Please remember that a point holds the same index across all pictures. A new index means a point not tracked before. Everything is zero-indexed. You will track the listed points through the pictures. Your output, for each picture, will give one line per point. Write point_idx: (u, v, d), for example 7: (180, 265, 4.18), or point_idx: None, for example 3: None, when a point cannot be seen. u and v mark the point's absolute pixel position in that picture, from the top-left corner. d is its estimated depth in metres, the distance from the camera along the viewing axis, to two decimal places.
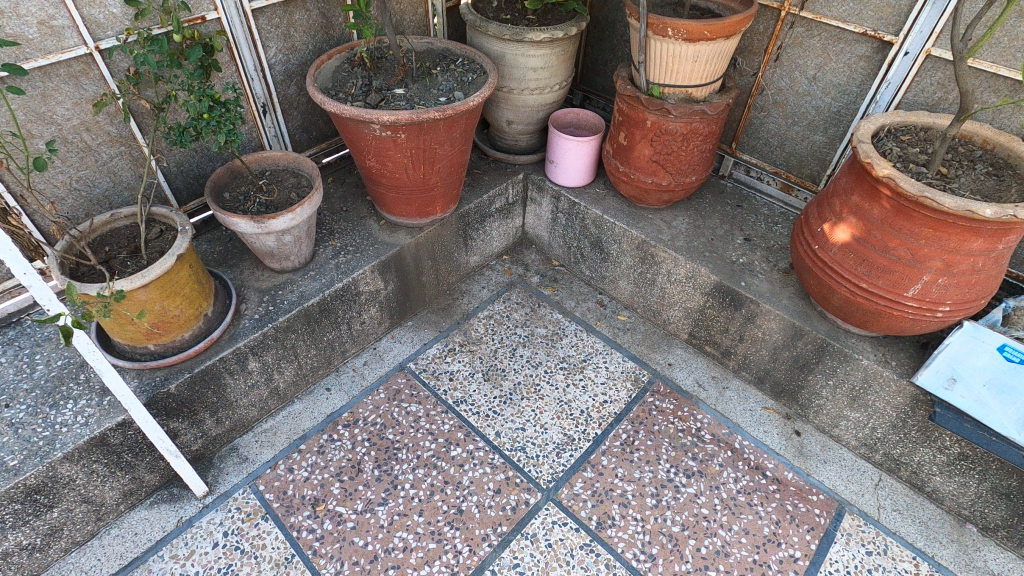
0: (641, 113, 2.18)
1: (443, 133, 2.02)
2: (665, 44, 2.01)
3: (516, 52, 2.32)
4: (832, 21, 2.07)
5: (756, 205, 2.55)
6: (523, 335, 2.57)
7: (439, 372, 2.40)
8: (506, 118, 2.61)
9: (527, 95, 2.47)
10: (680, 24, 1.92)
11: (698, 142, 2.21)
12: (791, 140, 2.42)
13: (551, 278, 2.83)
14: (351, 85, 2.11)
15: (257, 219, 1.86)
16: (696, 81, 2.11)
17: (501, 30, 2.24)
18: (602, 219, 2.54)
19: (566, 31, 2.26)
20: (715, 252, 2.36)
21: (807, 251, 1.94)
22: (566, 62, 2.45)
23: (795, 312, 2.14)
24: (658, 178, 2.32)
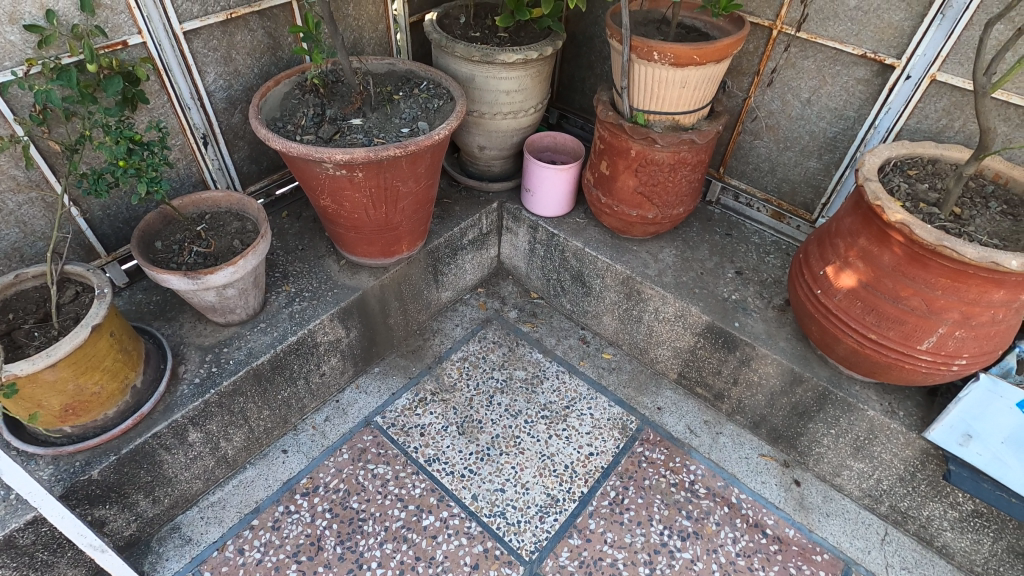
0: (624, 142, 2.00)
1: (406, 170, 1.80)
2: (651, 68, 1.81)
3: (487, 73, 2.11)
4: (829, 42, 1.90)
5: (746, 233, 2.40)
6: (500, 379, 2.37)
7: (409, 427, 2.19)
8: (477, 144, 2.40)
9: (500, 120, 2.26)
10: (669, 47, 1.73)
11: (686, 172, 2.03)
12: (783, 166, 2.26)
13: (530, 312, 2.63)
14: (301, 116, 1.88)
15: (192, 275, 1.62)
16: (684, 107, 1.92)
17: (470, 51, 2.03)
18: (583, 252, 2.35)
19: (540, 52, 2.06)
20: (706, 288, 2.19)
21: (808, 296, 1.78)
22: (542, 84, 2.24)
23: (793, 356, 1.98)
24: (644, 211, 2.14)
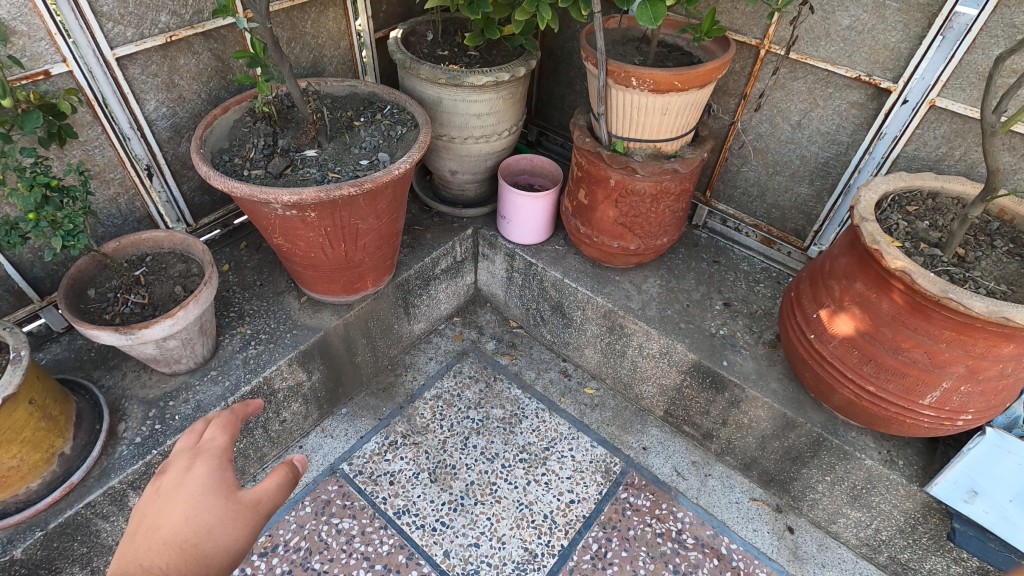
0: (603, 171, 1.86)
1: (365, 208, 1.65)
2: (629, 94, 1.67)
3: (455, 96, 1.95)
4: (820, 63, 1.77)
5: (734, 260, 2.29)
6: (476, 419, 2.23)
7: (378, 475, 2.04)
8: (449, 168, 2.25)
9: (472, 144, 2.11)
10: (648, 73, 1.58)
11: (670, 203, 1.90)
12: (772, 191, 2.13)
13: (508, 343, 2.49)
14: (250, 146, 1.72)
15: (124, 330, 1.46)
16: (666, 134, 1.78)
17: (435, 73, 1.88)
18: (563, 283, 2.21)
19: (512, 73, 1.91)
20: (692, 322, 2.06)
21: (802, 340, 1.66)
22: (516, 105, 2.10)
23: (785, 399, 1.86)
24: (625, 242, 2.00)
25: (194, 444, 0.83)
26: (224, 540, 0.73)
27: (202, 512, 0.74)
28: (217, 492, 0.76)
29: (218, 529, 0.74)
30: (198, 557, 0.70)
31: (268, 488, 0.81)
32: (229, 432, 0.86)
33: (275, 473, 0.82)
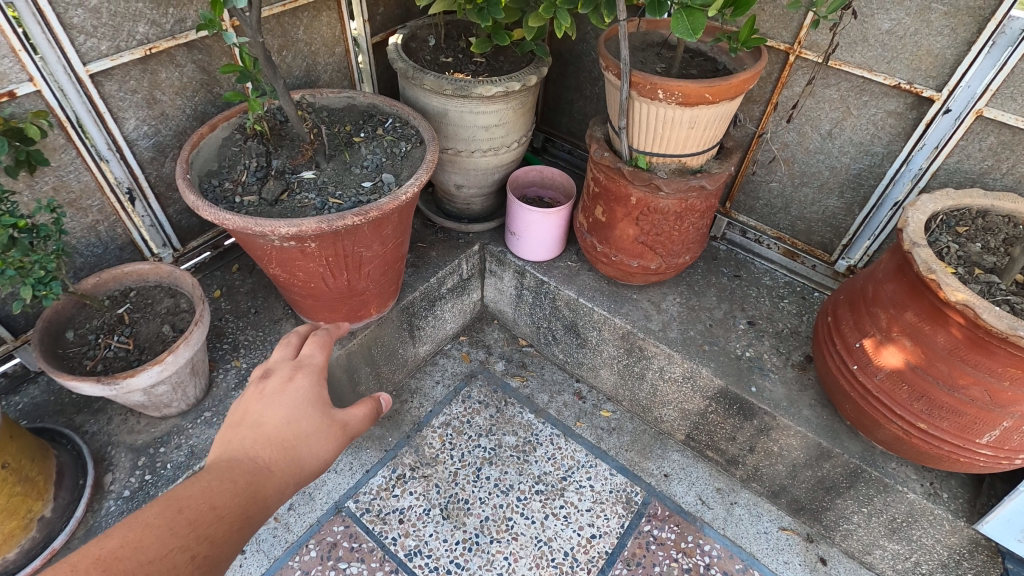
0: (623, 188, 1.73)
1: (370, 235, 1.51)
2: (654, 107, 1.54)
3: (463, 108, 1.81)
4: (855, 69, 1.65)
5: (756, 273, 2.18)
6: (488, 447, 2.11)
7: (386, 513, 1.92)
8: (454, 182, 2.10)
9: (479, 158, 1.97)
10: (677, 85, 1.45)
11: (694, 220, 1.78)
12: (798, 203, 2.02)
13: (518, 363, 2.38)
14: (242, 168, 1.57)
15: (107, 380, 1.32)
16: (692, 148, 1.65)
17: (441, 84, 1.74)
18: (578, 302, 2.09)
19: (523, 82, 1.77)
20: (716, 344, 1.95)
21: (841, 370, 1.54)
22: (526, 115, 1.96)
23: (819, 427, 1.75)
24: (646, 261, 1.88)
25: (297, 359, 1.14)
26: (313, 447, 1.00)
27: (300, 420, 1.01)
28: (311, 409, 1.04)
29: (312, 438, 1.00)
30: (291, 455, 0.97)
31: (354, 415, 1.10)
32: (324, 351, 1.17)
33: (363, 405, 1.13)
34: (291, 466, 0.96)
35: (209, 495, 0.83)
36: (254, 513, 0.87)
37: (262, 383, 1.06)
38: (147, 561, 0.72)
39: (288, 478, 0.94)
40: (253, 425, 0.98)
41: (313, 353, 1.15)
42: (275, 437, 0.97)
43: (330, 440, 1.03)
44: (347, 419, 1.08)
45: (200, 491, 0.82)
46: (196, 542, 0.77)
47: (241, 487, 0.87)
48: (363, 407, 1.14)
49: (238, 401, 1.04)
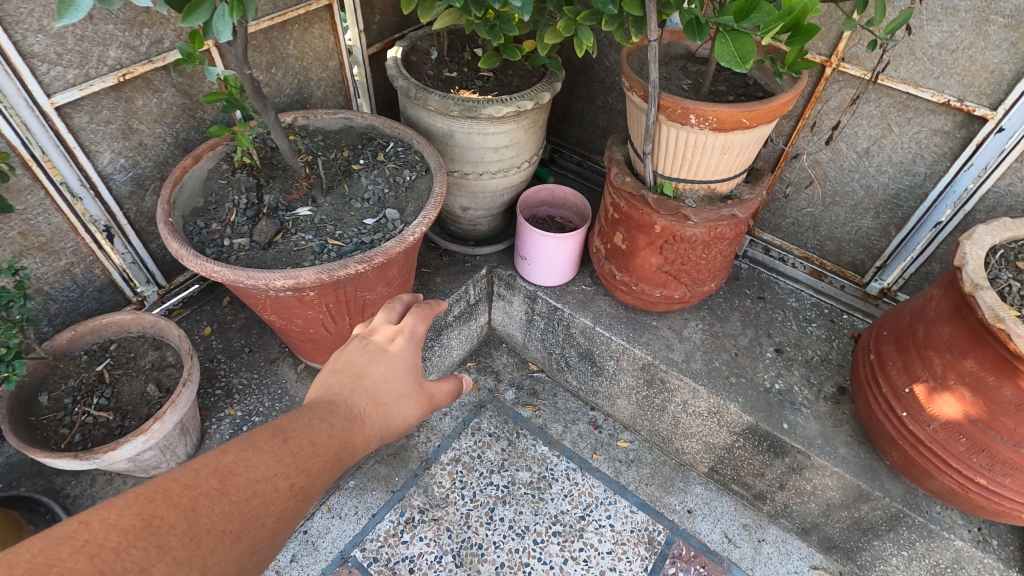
0: (647, 216, 1.60)
1: (374, 279, 1.37)
2: (683, 132, 1.41)
3: (470, 129, 1.67)
4: (899, 84, 1.51)
5: (781, 295, 2.06)
6: (501, 485, 2.00)
7: (395, 562, 1.80)
8: (460, 205, 1.96)
9: (487, 180, 1.83)
10: (710, 109, 1.32)
11: (722, 248, 1.65)
12: (828, 222, 1.89)
13: (529, 391, 2.26)
14: (230, 206, 1.43)
15: (87, 455, 1.18)
16: (723, 174, 1.52)
17: (447, 104, 1.60)
18: (594, 330, 1.96)
19: (536, 100, 1.63)
20: (743, 376, 1.84)
21: (888, 416, 1.43)
22: (537, 134, 1.82)
23: (857, 467, 1.64)
24: (669, 290, 1.76)
25: (399, 324, 1.14)
26: (402, 411, 1.04)
27: (395, 382, 1.04)
28: (409, 373, 1.07)
29: (403, 401, 1.04)
30: (383, 413, 1.01)
31: (439, 390, 1.14)
32: (424, 323, 1.16)
33: (447, 383, 1.16)
34: (379, 424, 0.99)
35: (311, 434, 0.87)
36: (344, 460, 0.90)
37: (363, 341, 1.08)
38: (254, 483, 0.78)
39: (374, 434, 0.98)
40: (353, 376, 1.02)
41: (415, 324, 1.13)
42: (372, 392, 1.01)
43: (416, 407, 1.06)
44: (434, 393, 1.11)
45: (304, 429, 0.88)
46: (296, 474, 0.82)
47: (337, 431, 0.91)
48: (448, 384, 1.17)
49: (341, 349, 1.08)
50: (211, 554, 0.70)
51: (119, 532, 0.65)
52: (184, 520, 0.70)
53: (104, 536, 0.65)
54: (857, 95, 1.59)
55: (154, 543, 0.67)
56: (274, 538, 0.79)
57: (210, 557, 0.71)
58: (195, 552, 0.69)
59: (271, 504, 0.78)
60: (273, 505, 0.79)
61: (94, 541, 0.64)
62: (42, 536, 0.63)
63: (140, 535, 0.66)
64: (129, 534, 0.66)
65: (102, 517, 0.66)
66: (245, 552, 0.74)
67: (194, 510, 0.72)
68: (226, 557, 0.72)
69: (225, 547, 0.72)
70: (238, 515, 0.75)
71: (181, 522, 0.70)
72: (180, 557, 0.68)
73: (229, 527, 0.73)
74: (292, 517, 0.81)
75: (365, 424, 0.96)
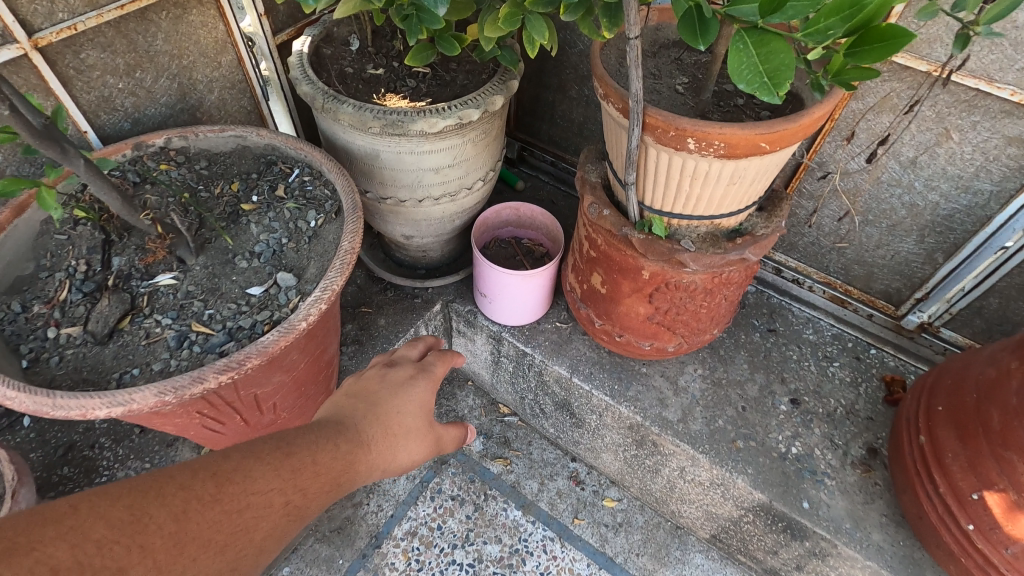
0: (630, 258, 1.22)
1: (260, 373, 1.01)
2: (677, 159, 1.02)
3: (399, 149, 1.27)
4: (966, 80, 1.13)
5: (795, 327, 1.72)
6: (466, 564, 1.68)
7: None
8: (402, 233, 1.58)
9: (431, 207, 1.44)
10: (717, 130, 0.94)
11: (729, 292, 1.28)
12: (856, 244, 1.53)
13: (499, 439, 1.93)
14: (64, 276, 1.04)
15: None
16: (731, 206, 1.14)
17: (363, 119, 1.20)
18: (571, 382, 1.61)
19: (483, 109, 1.24)
20: (752, 438, 1.51)
21: (946, 525, 1.10)
22: (492, 146, 1.42)
23: (895, 560, 1.33)
24: (661, 341, 1.40)
25: (419, 361, 1.11)
26: (410, 449, 0.97)
27: (409, 416, 0.98)
28: (425, 412, 1.02)
29: (413, 440, 0.98)
30: (392, 447, 0.93)
31: (446, 433, 1.10)
32: (443, 365, 1.13)
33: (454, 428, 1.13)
34: (384, 456, 0.91)
35: (316, 453, 0.78)
36: (341, 488, 0.80)
37: (387, 369, 1.05)
38: (253, 492, 0.68)
39: (378, 465, 0.89)
40: (366, 403, 0.96)
41: (434, 365, 1.11)
42: (386, 422, 0.94)
43: (424, 446, 1.01)
44: (440, 436, 1.08)
45: (308, 446, 0.78)
46: (293, 492, 0.72)
47: (340, 455, 0.82)
48: (456, 429, 1.14)
49: (358, 376, 1.04)
50: (191, 565, 0.59)
51: (106, 523, 0.55)
52: (176, 520, 0.60)
53: (95, 522, 0.55)
54: (920, 101, 1.20)
55: (136, 542, 0.56)
56: (258, 557, 0.67)
57: (189, 568, 0.59)
58: (175, 560, 0.58)
59: (262, 522, 0.67)
60: (264, 522, 0.68)
61: (80, 527, 0.54)
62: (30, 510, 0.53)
63: (125, 531, 0.56)
64: (114, 528, 0.55)
65: (95, 501, 0.56)
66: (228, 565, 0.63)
67: (186, 512, 0.61)
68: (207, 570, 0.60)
69: (208, 561, 0.61)
70: (231, 522, 0.64)
71: (168, 522, 0.59)
72: (164, 560, 0.57)
73: (215, 539, 0.62)
74: (281, 538, 0.71)
75: (373, 456, 0.88)
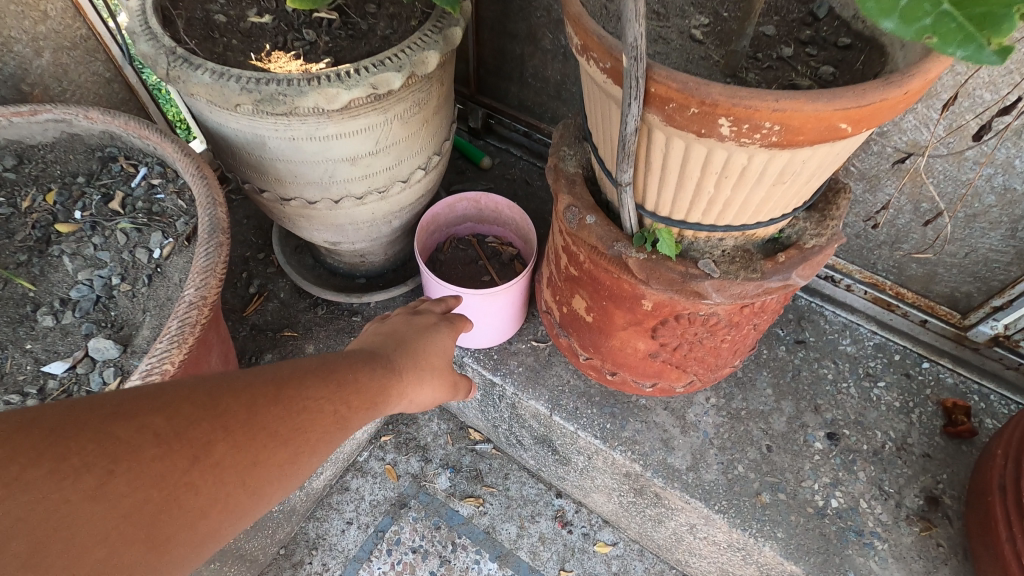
0: (624, 282, 0.86)
1: None
2: (699, 149, 0.65)
3: (294, 136, 0.89)
4: None
5: (832, 336, 1.37)
6: None
7: None
8: (325, 240, 1.20)
9: (354, 208, 1.06)
10: (770, 106, 0.56)
11: (761, 321, 0.93)
12: (923, 236, 1.17)
13: (471, 472, 1.61)
14: None
15: None
16: (772, 213, 0.77)
17: (228, 94, 0.81)
18: (552, 419, 1.28)
19: (407, 73, 0.85)
20: (783, 488, 1.19)
21: None
22: (433, 122, 1.03)
23: None
24: (666, 381, 1.05)
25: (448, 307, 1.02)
26: (435, 389, 0.89)
27: (439, 355, 0.90)
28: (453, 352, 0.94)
29: (440, 380, 0.89)
30: (425, 379, 0.85)
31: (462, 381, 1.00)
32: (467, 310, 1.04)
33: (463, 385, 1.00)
34: (413, 390, 0.82)
35: (356, 372, 0.71)
36: (381, 410, 0.73)
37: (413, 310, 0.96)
38: (308, 397, 0.62)
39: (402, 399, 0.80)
40: (395, 338, 0.86)
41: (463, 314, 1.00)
42: (420, 356, 0.86)
43: (446, 387, 0.93)
44: (458, 381, 0.98)
45: (348, 365, 0.72)
46: (340, 403, 0.66)
47: (377, 378, 0.74)
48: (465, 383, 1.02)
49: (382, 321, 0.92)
50: (263, 454, 0.55)
51: (190, 405, 0.52)
52: (246, 412, 0.55)
53: (175, 405, 0.51)
54: None
55: (218, 424, 0.53)
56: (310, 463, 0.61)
57: (258, 458, 0.55)
58: (251, 446, 0.54)
59: (318, 426, 0.61)
60: (318, 427, 0.62)
61: (162, 406, 0.50)
62: (122, 391, 0.51)
63: (206, 413, 0.52)
64: (198, 410, 0.52)
65: (169, 387, 0.52)
66: (287, 464, 0.58)
67: (252, 407, 0.56)
68: (271, 463, 0.56)
69: (277, 452, 0.57)
70: (291, 422, 0.59)
71: (241, 413, 0.55)
72: (240, 444, 0.53)
73: (280, 432, 0.57)
74: (331, 448, 0.65)
75: (408, 388, 0.81)
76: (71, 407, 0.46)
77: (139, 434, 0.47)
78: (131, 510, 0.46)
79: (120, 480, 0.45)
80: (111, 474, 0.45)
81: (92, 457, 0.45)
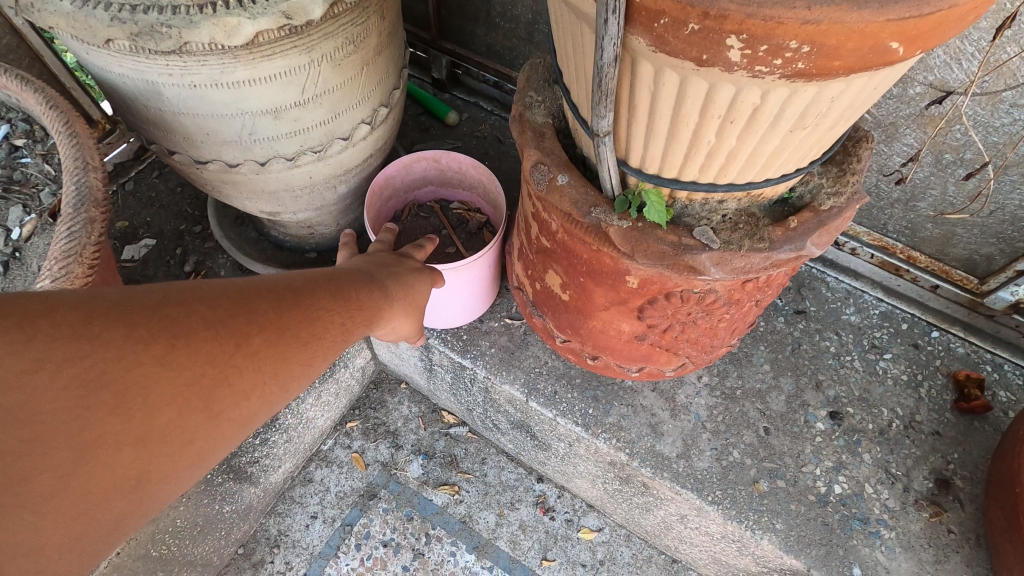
0: (603, 254, 0.72)
1: None
2: (699, 83, 0.50)
3: (200, 80, 0.72)
4: None
5: (835, 305, 1.25)
6: None
7: None
8: (262, 210, 1.03)
9: (289, 171, 0.90)
10: (801, 17, 0.41)
11: (764, 295, 0.79)
12: (943, 191, 1.04)
13: (445, 458, 1.49)
14: None
15: None
16: (785, 168, 0.62)
17: (99, 24, 0.63)
18: (528, 405, 1.15)
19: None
20: (783, 474, 1.08)
21: None
22: (376, 66, 0.86)
23: None
24: (655, 364, 0.92)
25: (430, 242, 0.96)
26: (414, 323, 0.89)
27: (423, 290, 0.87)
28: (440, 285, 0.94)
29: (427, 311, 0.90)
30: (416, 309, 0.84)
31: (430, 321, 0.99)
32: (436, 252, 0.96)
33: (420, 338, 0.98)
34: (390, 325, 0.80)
35: (359, 288, 0.74)
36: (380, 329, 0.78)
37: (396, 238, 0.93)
38: (320, 306, 0.67)
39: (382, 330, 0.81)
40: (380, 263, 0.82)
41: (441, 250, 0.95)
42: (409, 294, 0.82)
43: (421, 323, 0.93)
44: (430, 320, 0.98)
45: (354, 280, 0.75)
46: (349, 315, 0.70)
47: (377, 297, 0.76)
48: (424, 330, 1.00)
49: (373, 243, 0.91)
50: (288, 352, 0.62)
51: (222, 300, 0.57)
52: (273, 312, 0.62)
53: (211, 296, 0.57)
54: None
55: (250, 320, 0.59)
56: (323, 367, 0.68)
57: (283, 355, 0.61)
58: (279, 341, 0.61)
59: (331, 334, 0.67)
60: (332, 335, 0.67)
61: (203, 297, 0.56)
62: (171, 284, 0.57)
63: (238, 310, 0.58)
64: (232, 306, 0.58)
65: (208, 285, 0.58)
66: (308, 361, 0.65)
67: (277, 308, 0.62)
68: (297, 360, 0.63)
69: (302, 350, 0.63)
70: (310, 323, 0.65)
71: (270, 311, 0.61)
72: (271, 338, 0.60)
73: (303, 334, 0.64)
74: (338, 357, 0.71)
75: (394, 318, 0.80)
76: (126, 291, 0.52)
77: (188, 317, 0.54)
78: (192, 381, 0.54)
79: (180, 353, 0.52)
80: (171, 348, 0.52)
81: (154, 331, 0.51)
